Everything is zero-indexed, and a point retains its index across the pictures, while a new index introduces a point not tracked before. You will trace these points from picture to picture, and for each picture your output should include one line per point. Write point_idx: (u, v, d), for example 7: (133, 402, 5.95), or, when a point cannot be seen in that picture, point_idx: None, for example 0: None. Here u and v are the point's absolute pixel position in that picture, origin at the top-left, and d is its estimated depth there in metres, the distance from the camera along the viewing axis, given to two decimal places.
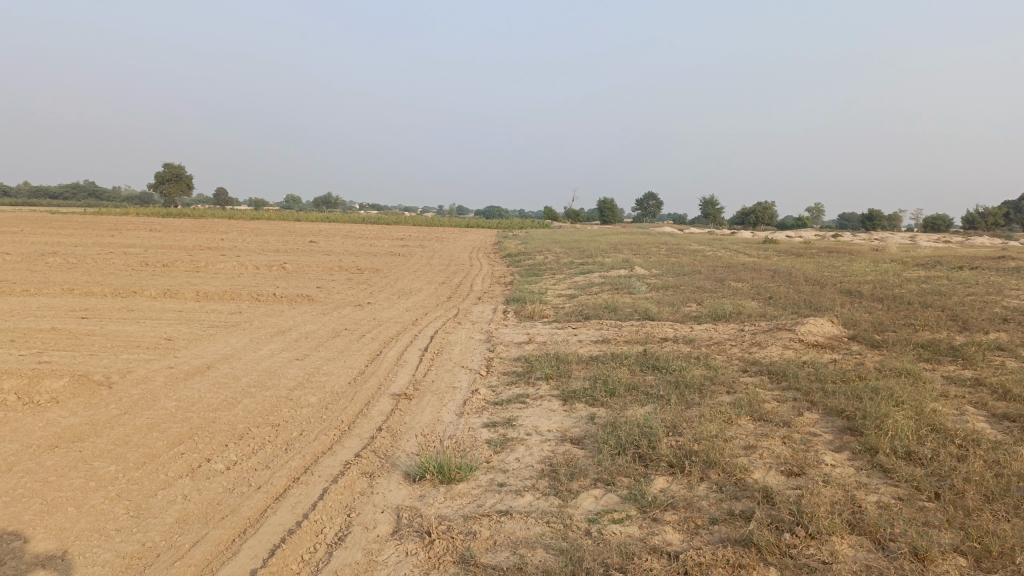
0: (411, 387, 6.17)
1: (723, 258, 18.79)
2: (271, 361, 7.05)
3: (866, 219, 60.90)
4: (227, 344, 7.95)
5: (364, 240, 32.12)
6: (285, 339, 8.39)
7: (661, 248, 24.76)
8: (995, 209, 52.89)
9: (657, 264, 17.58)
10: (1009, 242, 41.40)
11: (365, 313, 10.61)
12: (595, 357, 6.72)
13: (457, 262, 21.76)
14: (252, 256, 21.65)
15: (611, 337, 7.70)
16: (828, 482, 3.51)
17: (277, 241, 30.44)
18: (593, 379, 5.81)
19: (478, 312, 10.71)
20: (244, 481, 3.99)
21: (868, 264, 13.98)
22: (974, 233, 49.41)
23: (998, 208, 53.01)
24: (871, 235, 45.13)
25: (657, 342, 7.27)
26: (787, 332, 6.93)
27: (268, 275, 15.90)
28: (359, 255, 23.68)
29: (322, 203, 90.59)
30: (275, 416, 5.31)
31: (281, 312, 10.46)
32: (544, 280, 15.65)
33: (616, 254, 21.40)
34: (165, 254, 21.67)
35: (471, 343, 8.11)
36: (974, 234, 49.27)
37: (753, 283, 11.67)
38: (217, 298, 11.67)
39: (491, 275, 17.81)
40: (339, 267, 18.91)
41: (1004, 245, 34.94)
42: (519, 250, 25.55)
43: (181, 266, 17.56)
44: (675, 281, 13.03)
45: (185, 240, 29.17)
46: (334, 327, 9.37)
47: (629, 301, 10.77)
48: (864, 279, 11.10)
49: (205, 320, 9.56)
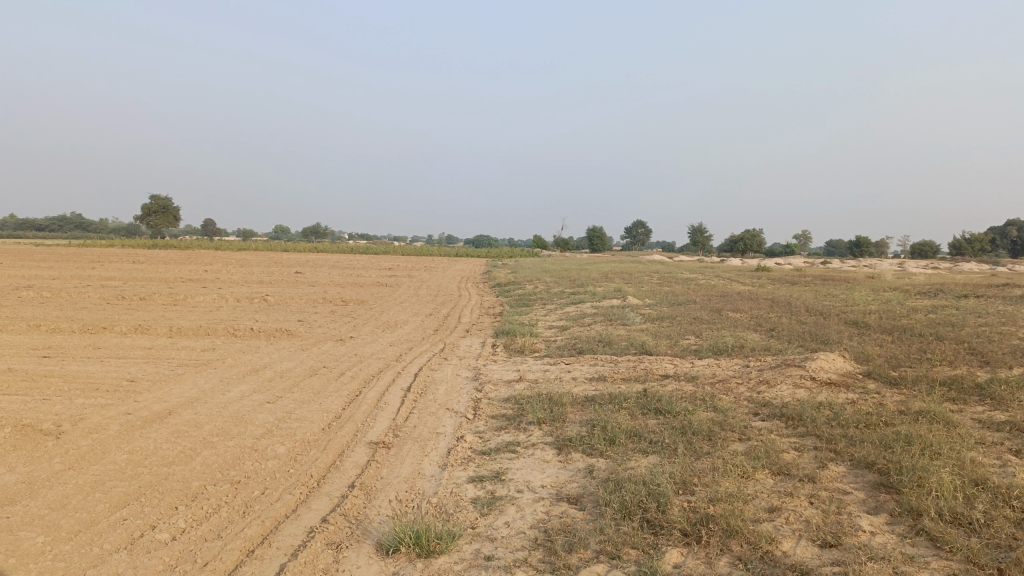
0: (390, 433, 5.63)
1: (717, 286, 18.37)
2: (240, 405, 6.49)
3: (854, 247, 60.92)
4: (194, 385, 7.38)
5: (351, 270, 31.54)
6: (259, 379, 7.82)
7: (651, 277, 24.37)
8: (982, 235, 53.01)
9: (650, 293, 17.16)
10: (995, 267, 41.38)
11: (347, 348, 10.06)
12: (591, 398, 6.20)
13: (445, 293, 21.23)
14: (234, 289, 21.02)
15: (607, 375, 7.19)
16: (871, 554, 2.99)
17: (262, 272, 29.87)
18: (590, 425, 5.28)
19: (465, 347, 10.17)
20: (189, 557, 3.44)
21: (868, 293, 13.57)
22: (960, 259, 49.39)
23: (985, 234, 53.20)
24: (860, 263, 45.06)
25: (657, 380, 6.76)
26: (797, 368, 6.45)
27: (248, 308, 15.33)
28: (346, 286, 23.13)
29: (310, 234, 90.02)
30: (236, 470, 4.76)
31: (257, 349, 9.90)
32: (535, 311, 15.14)
33: (607, 284, 20.94)
34: (144, 287, 21.02)
35: (458, 381, 7.58)
36: (961, 260, 49.29)
37: (752, 313, 11.23)
38: (191, 334, 11.07)
39: (480, 307, 17.28)
40: (323, 298, 18.35)
41: (992, 272, 34.74)
42: (508, 280, 25.07)
43: (159, 300, 16.93)
44: (670, 312, 12.54)
45: (167, 272, 28.55)
46: (313, 364, 8.81)
47: (624, 334, 10.28)
48: (867, 309, 10.66)
49: (174, 358, 8.98)
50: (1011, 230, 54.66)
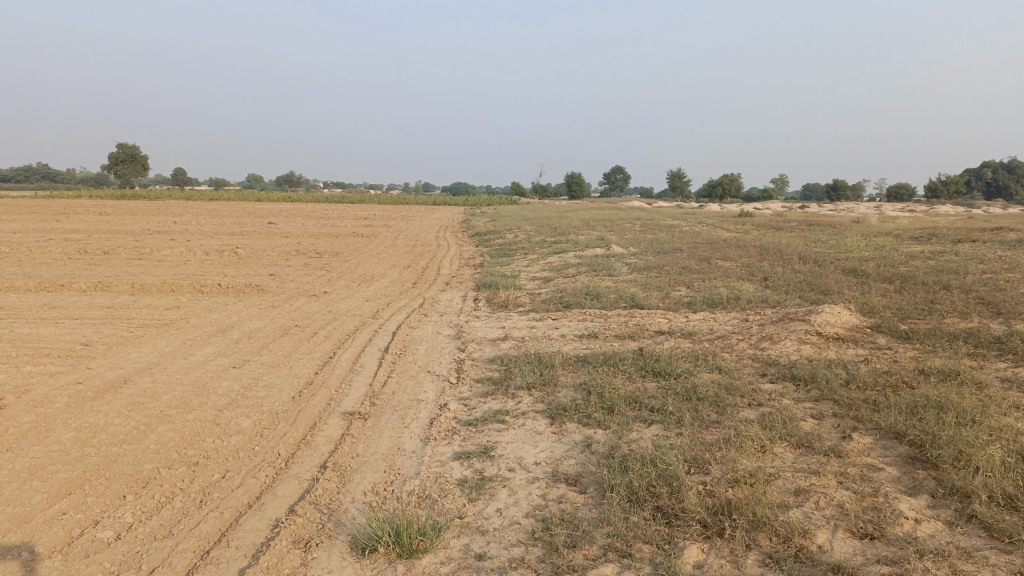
0: (366, 402, 5.16)
1: (702, 234, 17.96)
2: (202, 372, 5.97)
3: (832, 191, 60.76)
4: (154, 349, 6.83)
5: (326, 220, 30.68)
6: (225, 340, 7.30)
7: (633, 224, 23.93)
8: (957, 177, 52.96)
9: (634, 241, 16.71)
10: (971, 209, 41.34)
11: (320, 305, 9.51)
12: (583, 359, 5.77)
13: (423, 243, 20.62)
14: (204, 241, 20.24)
15: (598, 332, 6.75)
16: (921, 550, 2.60)
17: (234, 223, 28.98)
18: (584, 390, 4.85)
19: (446, 301, 9.68)
20: (134, 561, 2.99)
21: (858, 239, 13.20)
22: (937, 202, 49.38)
23: (960, 177, 53.23)
24: (838, 207, 44.89)
25: (652, 337, 6.33)
26: (802, 322, 6.05)
27: (218, 262, 14.68)
28: (321, 237, 22.41)
29: (285, 182, 88.27)
30: (194, 450, 4.28)
31: (224, 307, 9.32)
32: (516, 262, 14.62)
33: (589, 232, 20.46)
34: (108, 240, 20.16)
35: (438, 340, 7.11)
36: (937, 203, 49.29)
37: (743, 262, 10.80)
38: (154, 292, 10.44)
39: (459, 257, 16.72)
40: (297, 250, 17.68)
41: (969, 212, 34.63)
42: (487, 228, 24.49)
43: (124, 254, 16.17)
44: (657, 261, 12.08)
45: (135, 224, 27.54)
46: (284, 323, 8.27)
47: (611, 285, 9.83)
48: (862, 256, 10.29)
49: (135, 318, 8.40)
50: (987, 171, 54.67)
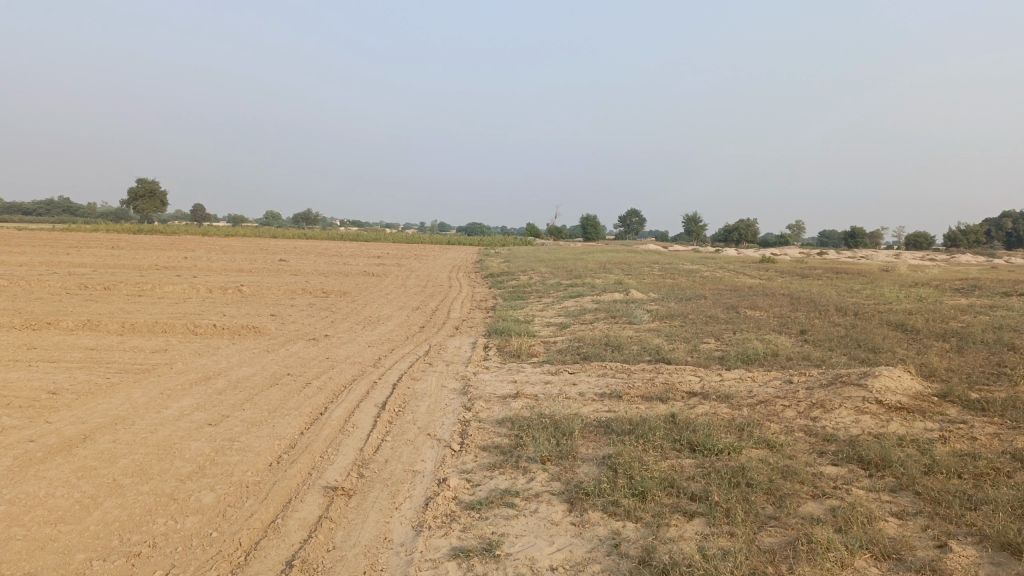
0: (353, 473, 4.43)
1: (724, 279, 17.28)
2: (172, 430, 5.26)
3: (849, 238, 59.95)
4: (126, 400, 6.13)
5: (337, 258, 30.21)
6: (207, 390, 6.61)
7: (651, 268, 23.24)
8: (976, 226, 52.11)
9: (654, 286, 16.02)
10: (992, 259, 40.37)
11: (318, 351, 8.81)
12: (606, 425, 5.02)
13: (434, 283, 19.99)
14: (210, 278, 19.68)
15: (621, 391, 6.01)
16: None
17: (244, 259, 28.53)
18: (609, 469, 4.09)
19: (454, 349, 8.96)
20: None
21: (893, 290, 12.44)
22: (957, 251, 48.49)
23: (980, 225, 52.43)
24: (856, 253, 44.07)
25: (684, 400, 5.59)
26: (857, 388, 5.29)
27: (219, 300, 14.08)
28: (330, 275, 21.85)
29: (301, 219, 88.58)
30: (140, 535, 3.56)
31: (215, 350, 8.65)
32: (530, 306, 13.94)
33: (605, 275, 19.77)
34: (113, 275, 19.65)
35: (443, 395, 6.39)
36: (957, 251, 48.41)
37: (773, 312, 10.05)
38: (143, 333, 9.79)
39: (470, 299, 16.05)
40: (303, 289, 17.09)
41: (991, 262, 33.76)
42: (500, 270, 23.80)
43: (125, 290, 15.62)
44: (680, 308, 11.35)
45: (144, 259, 27.10)
46: (276, 370, 7.59)
47: (633, 334, 9.10)
48: (904, 308, 9.53)
49: (115, 362, 7.73)
50: (1008, 220, 53.72)
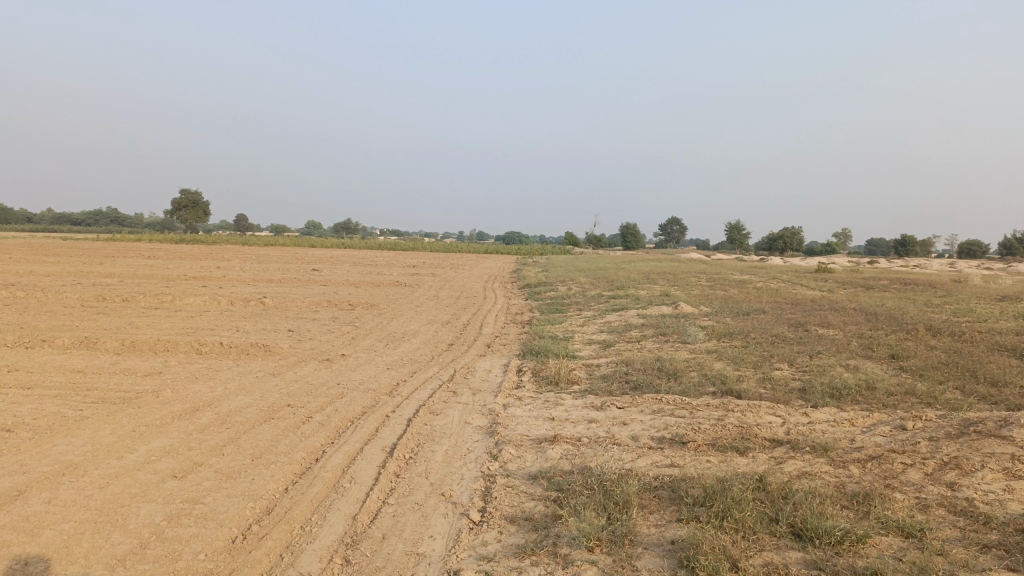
0: (336, 559, 3.32)
1: (780, 291, 15.97)
2: (126, 487, 4.24)
3: (899, 246, 57.58)
4: (87, 441, 5.15)
5: (371, 267, 29.40)
6: (189, 425, 5.60)
7: (697, 278, 21.95)
8: None
9: (704, 298, 14.78)
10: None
11: (329, 374, 7.77)
12: (670, 489, 3.86)
13: (467, 295, 18.94)
14: (235, 289, 18.88)
15: (685, 436, 4.82)
16: None
17: (277, 268, 27.88)
18: (683, 568, 2.93)
19: (483, 373, 7.87)
20: None
21: (978, 305, 11.03)
22: (1011, 260, 46.14)
23: None
24: (907, 263, 42.22)
25: (769, 452, 4.39)
26: (1000, 443, 4.05)
27: (239, 313, 13.19)
28: (361, 286, 20.96)
29: (341, 229, 88.70)
30: None
31: (214, 373, 7.67)
32: (570, 320, 12.77)
33: (649, 287, 18.53)
34: (138, 286, 18.95)
35: (465, 436, 5.29)
36: (1011, 260, 46.11)
37: (850, 331, 8.76)
38: (141, 352, 8.86)
39: (505, 312, 14.99)
40: (330, 301, 16.19)
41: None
42: (538, 280, 22.70)
43: (143, 302, 14.84)
44: (739, 325, 10.11)
45: (176, 268, 26.59)
46: (277, 399, 6.57)
47: (689, 357, 7.89)
48: (1008, 328, 8.18)
49: (96, 390, 6.79)
50: None
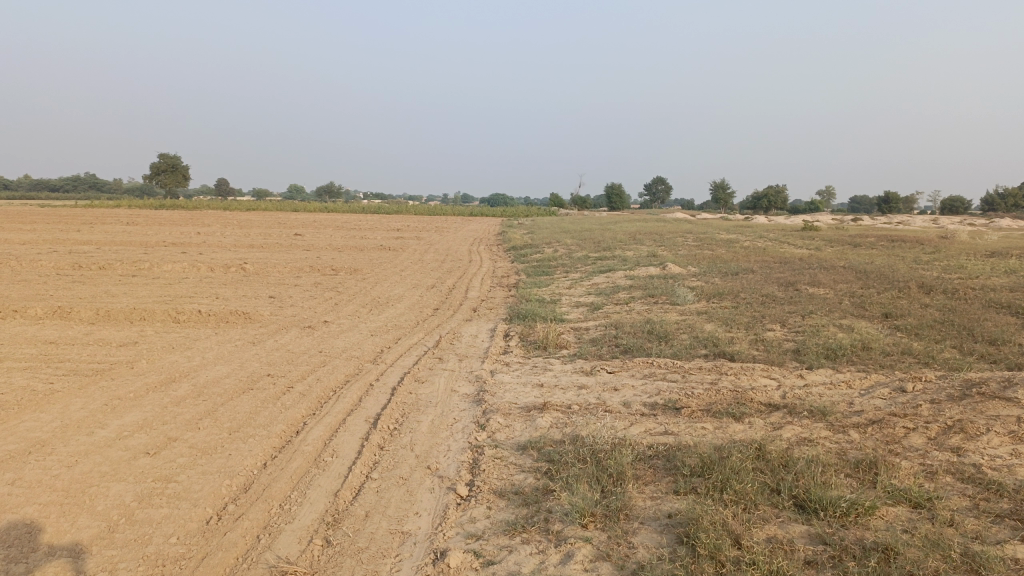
0: (316, 540, 3.15)
1: (768, 250, 15.84)
2: (95, 465, 4.04)
3: (883, 203, 57.66)
4: (56, 416, 4.93)
5: (354, 231, 29.02)
6: (164, 398, 5.39)
7: (683, 238, 21.79)
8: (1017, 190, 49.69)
9: (692, 258, 14.63)
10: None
11: (311, 342, 7.55)
12: (665, 459, 3.70)
13: (452, 258, 18.68)
14: (216, 255, 18.53)
15: (679, 402, 4.67)
16: None
17: (258, 233, 27.43)
18: (683, 544, 2.78)
19: (469, 338, 7.68)
20: None
21: (969, 261, 10.93)
22: (993, 216, 46.33)
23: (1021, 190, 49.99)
24: (891, 220, 42.30)
25: (766, 417, 4.25)
26: (1005, 406, 3.92)
27: (218, 280, 12.89)
28: (344, 250, 20.65)
29: (324, 193, 87.77)
30: None
31: (191, 343, 7.43)
32: (557, 282, 12.58)
33: (636, 247, 18.36)
34: (115, 253, 18.53)
35: (452, 405, 5.12)
36: (994, 216, 46.30)
37: (842, 290, 8.63)
38: (116, 322, 8.59)
39: (491, 275, 14.79)
40: (312, 266, 15.90)
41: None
42: (524, 242, 22.46)
43: (120, 270, 14.49)
44: (729, 285, 9.96)
45: (155, 234, 26.08)
46: (256, 368, 6.36)
47: (679, 319, 7.73)
48: (1001, 285, 8.07)
49: (68, 361, 6.55)
50: None
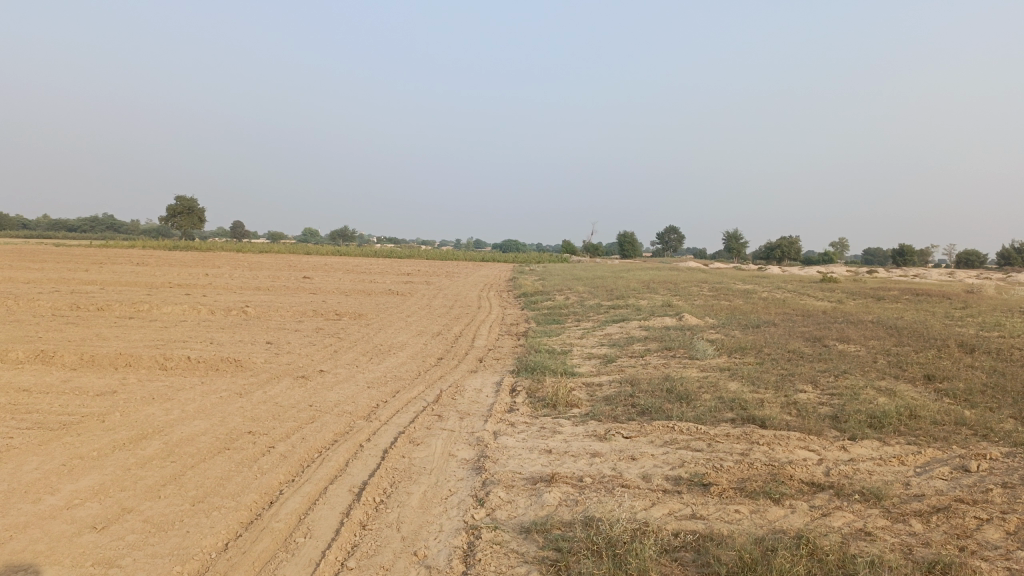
0: None
1: (788, 301, 15.26)
2: (31, 542, 3.49)
3: (897, 255, 57.05)
4: (4, 478, 4.40)
5: (363, 276, 28.57)
6: (129, 458, 4.84)
7: (698, 288, 21.25)
8: None
9: (709, 309, 14.08)
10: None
11: (302, 394, 7.01)
12: (694, 554, 3.11)
13: (460, 304, 18.17)
14: (220, 297, 18.12)
15: (706, 477, 4.08)
16: None
17: (266, 276, 27.11)
18: None
19: (473, 393, 7.12)
20: None
21: (1005, 318, 10.32)
22: (1010, 270, 45.61)
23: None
24: (906, 272, 41.70)
25: (809, 500, 3.66)
26: None
27: (216, 324, 12.42)
28: (351, 294, 20.22)
29: (338, 237, 88.00)
30: None
31: (174, 393, 6.91)
32: (568, 332, 12.02)
33: (650, 296, 17.84)
34: (117, 294, 18.15)
35: (448, 473, 4.55)
36: (1011, 270, 45.57)
37: (874, 347, 8.05)
38: (99, 368, 8.09)
39: (500, 322, 14.27)
40: (316, 311, 15.43)
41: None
42: (535, 289, 21.98)
43: (118, 311, 14.05)
44: (751, 339, 9.39)
45: (163, 276, 25.76)
46: (238, 424, 5.81)
47: (700, 376, 7.15)
48: None
49: (36, 413, 6.03)
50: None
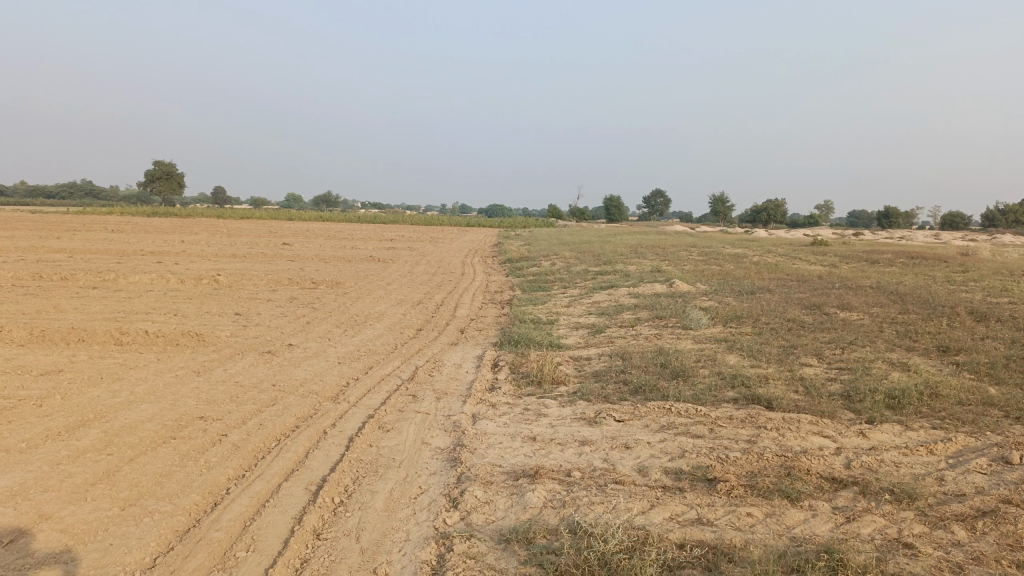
0: None
1: (779, 266, 14.80)
2: None
3: (883, 218, 56.87)
4: None
5: (345, 242, 27.82)
6: (59, 452, 4.28)
7: (686, 252, 20.76)
8: (1017, 205, 48.88)
9: (699, 274, 13.59)
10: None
11: (266, 372, 6.46)
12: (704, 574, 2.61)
13: (443, 271, 17.56)
14: (193, 265, 17.40)
15: (711, 471, 3.58)
16: None
17: (243, 243, 26.28)
18: None
19: (452, 369, 6.60)
20: None
21: (1008, 282, 9.88)
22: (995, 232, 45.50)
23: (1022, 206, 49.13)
24: (892, 235, 41.48)
25: (831, 501, 3.17)
26: None
27: (185, 294, 11.78)
28: (331, 261, 19.56)
29: (321, 203, 86.68)
30: None
31: (126, 372, 6.33)
32: (554, 300, 11.49)
33: (639, 261, 17.32)
34: (84, 262, 17.38)
35: (419, 466, 4.02)
36: (995, 232, 45.48)
37: (879, 315, 7.57)
38: (48, 345, 7.46)
39: (483, 289, 13.73)
40: (292, 279, 14.78)
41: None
42: (520, 254, 21.41)
43: (82, 281, 13.32)
44: (747, 307, 8.90)
45: (137, 243, 24.88)
46: (190, 408, 5.25)
47: (695, 348, 6.65)
48: None
49: None
50: None
